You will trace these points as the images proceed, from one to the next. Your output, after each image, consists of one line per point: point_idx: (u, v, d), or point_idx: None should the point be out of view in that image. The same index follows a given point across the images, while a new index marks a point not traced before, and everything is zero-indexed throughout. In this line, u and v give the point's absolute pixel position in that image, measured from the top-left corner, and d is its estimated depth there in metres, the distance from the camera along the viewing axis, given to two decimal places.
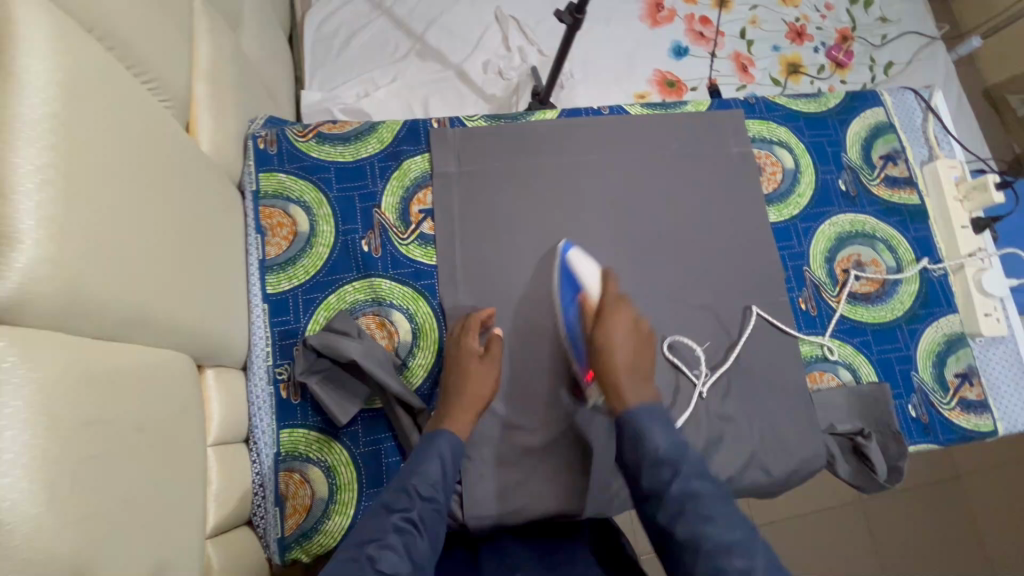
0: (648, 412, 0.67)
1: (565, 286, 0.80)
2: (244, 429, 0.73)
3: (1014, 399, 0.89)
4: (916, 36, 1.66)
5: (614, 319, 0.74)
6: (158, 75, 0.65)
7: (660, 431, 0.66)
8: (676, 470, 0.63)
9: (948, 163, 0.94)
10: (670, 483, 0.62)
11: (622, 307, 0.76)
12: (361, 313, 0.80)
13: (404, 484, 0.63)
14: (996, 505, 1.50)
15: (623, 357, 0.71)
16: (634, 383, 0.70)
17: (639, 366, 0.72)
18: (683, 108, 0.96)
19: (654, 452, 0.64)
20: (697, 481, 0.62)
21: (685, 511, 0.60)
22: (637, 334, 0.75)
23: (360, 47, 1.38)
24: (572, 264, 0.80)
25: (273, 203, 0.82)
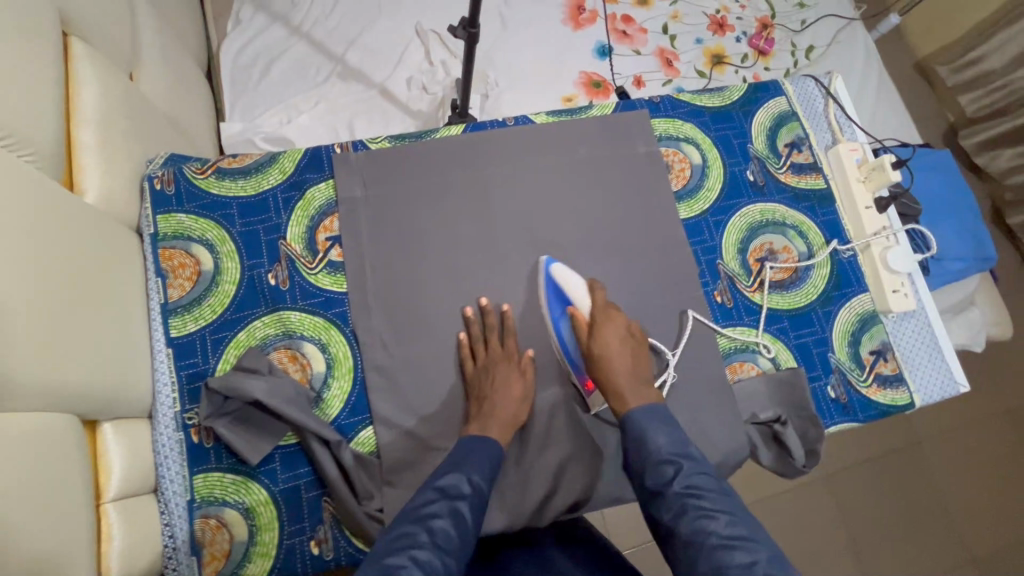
0: (651, 413, 0.71)
1: (552, 302, 0.82)
2: (151, 478, 0.71)
3: (929, 370, 0.91)
4: (836, 18, 1.71)
5: (607, 326, 0.77)
6: (20, 129, 0.63)
7: (659, 431, 0.68)
8: (678, 468, 0.64)
9: (849, 147, 0.97)
10: (675, 483, 0.63)
11: (613, 313, 0.79)
12: (272, 348, 0.79)
13: (459, 471, 0.67)
14: (954, 466, 1.54)
15: (623, 367, 0.75)
16: (637, 387, 0.74)
17: (638, 368, 0.76)
18: (589, 112, 0.97)
19: (656, 455, 0.66)
20: (699, 482, 0.63)
21: (688, 507, 0.61)
22: (632, 339, 0.78)
23: (279, 73, 1.35)
24: (557, 279, 0.82)
25: (172, 244, 0.80)
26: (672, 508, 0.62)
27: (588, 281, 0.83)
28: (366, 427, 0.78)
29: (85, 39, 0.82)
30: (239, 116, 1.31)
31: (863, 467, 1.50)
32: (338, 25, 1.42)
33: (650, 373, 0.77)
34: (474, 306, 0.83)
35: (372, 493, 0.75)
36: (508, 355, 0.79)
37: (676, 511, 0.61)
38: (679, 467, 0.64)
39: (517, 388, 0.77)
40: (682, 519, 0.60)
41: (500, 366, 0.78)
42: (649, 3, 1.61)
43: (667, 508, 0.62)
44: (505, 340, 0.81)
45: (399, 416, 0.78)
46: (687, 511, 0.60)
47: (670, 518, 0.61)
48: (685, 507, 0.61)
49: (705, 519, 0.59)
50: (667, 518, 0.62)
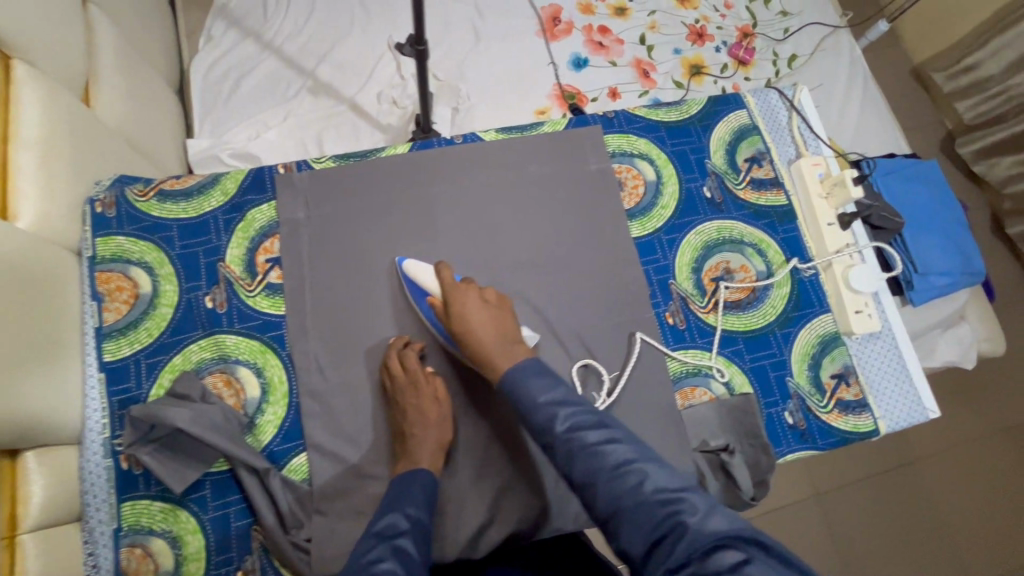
0: (522, 371, 0.70)
1: (415, 293, 0.81)
2: (75, 506, 0.69)
3: (895, 394, 0.87)
4: (820, 26, 1.67)
5: (461, 304, 0.76)
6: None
7: (538, 380, 0.68)
8: (561, 411, 0.65)
9: (811, 161, 0.93)
10: (558, 427, 0.64)
11: (463, 287, 0.78)
12: (207, 372, 0.78)
13: (393, 511, 0.65)
14: (952, 487, 1.47)
15: (488, 335, 0.74)
16: (505, 348, 0.73)
17: (500, 330, 0.75)
18: (540, 129, 0.95)
19: (536, 406, 0.66)
20: (580, 421, 0.64)
21: (574, 449, 0.62)
22: (488, 307, 0.77)
23: (249, 88, 1.35)
24: (410, 273, 0.81)
25: (110, 267, 0.80)
26: (563, 453, 0.63)
27: (434, 263, 0.81)
28: (300, 453, 0.77)
29: (29, 60, 0.81)
30: (208, 132, 1.30)
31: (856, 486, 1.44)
32: (310, 41, 1.42)
33: (516, 329, 0.76)
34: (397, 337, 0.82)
35: (302, 521, 0.74)
36: (413, 380, 0.76)
37: (566, 455, 0.62)
38: (559, 413, 0.65)
39: (433, 412, 0.75)
40: (572, 460, 0.61)
41: (408, 396, 0.75)
42: (627, 14, 1.59)
43: (559, 452, 0.63)
44: (406, 361, 0.77)
45: (333, 441, 0.77)
46: (575, 452, 0.62)
47: (563, 461, 0.62)
48: (572, 449, 0.62)
49: (594, 455, 0.60)
50: (560, 461, 0.63)
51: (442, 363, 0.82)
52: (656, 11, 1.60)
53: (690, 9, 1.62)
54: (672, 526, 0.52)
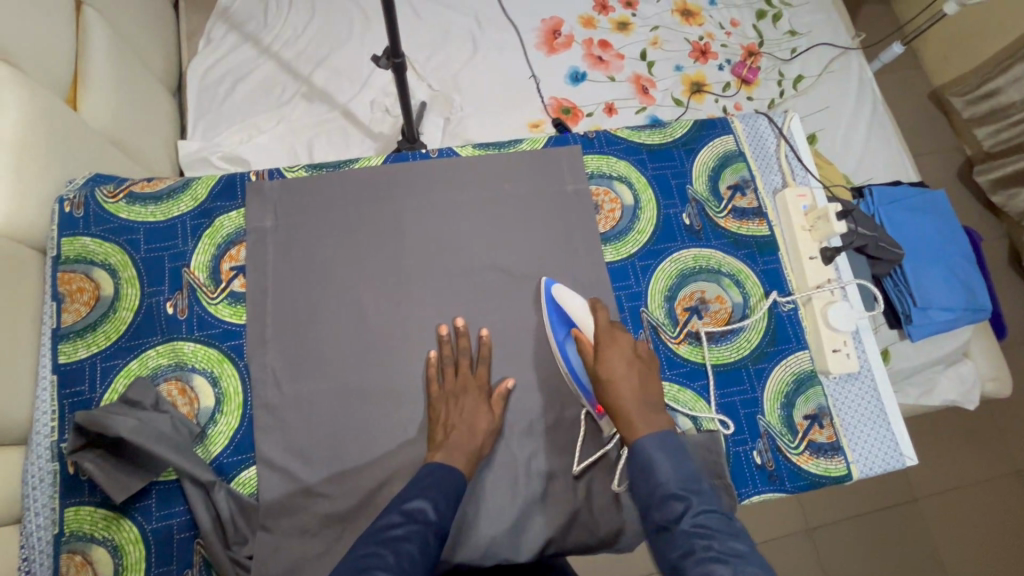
0: (662, 441, 0.66)
1: (556, 322, 0.80)
2: (14, 509, 0.69)
3: (872, 439, 0.83)
4: (829, 47, 1.63)
5: (613, 350, 0.73)
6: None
7: (666, 458, 0.64)
8: (689, 505, 0.60)
9: (796, 192, 0.90)
10: (684, 520, 0.58)
11: (618, 335, 0.76)
12: (163, 379, 0.77)
13: (423, 495, 0.65)
14: (952, 530, 1.41)
15: (630, 392, 0.70)
16: (646, 410, 0.69)
17: (647, 392, 0.71)
18: (518, 146, 0.94)
19: (664, 488, 0.62)
20: (708, 521, 0.58)
21: (696, 548, 0.55)
22: (640, 362, 0.74)
23: (245, 92, 1.36)
24: (558, 300, 0.81)
25: (73, 267, 0.80)
26: (679, 547, 0.57)
27: (590, 301, 0.80)
28: (249, 466, 0.76)
29: (11, 61, 0.81)
30: (200, 133, 1.30)
31: (849, 523, 1.38)
32: (308, 46, 1.42)
33: (660, 397, 0.72)
34: (450, 327, 0.82)
35: (245, 537, 0.72)
36: (479, 383, 0.78)
37: (683, 550, 0.56)
38: (688, 504, 0.60)
39: (484, 424, 0.75)
40: (690, 560, 0.55)
41: (471, 394, 0.77)
42: (629, 29, 1.57)
43: (674, 548, 0.57)
44: (477, 367, 0.80)
45: (283, 457, 0.75)
46: (695, 552, 0.55)
47: (676, 557, 0.56)
48: (692, 549, 0.56)
49: (713, 563, 0.53)
50: (673, 558, 0.56)
51: (400, 381, 0.80)
52: (659, 27, 1.57)
53: (694, 25, 1.59)
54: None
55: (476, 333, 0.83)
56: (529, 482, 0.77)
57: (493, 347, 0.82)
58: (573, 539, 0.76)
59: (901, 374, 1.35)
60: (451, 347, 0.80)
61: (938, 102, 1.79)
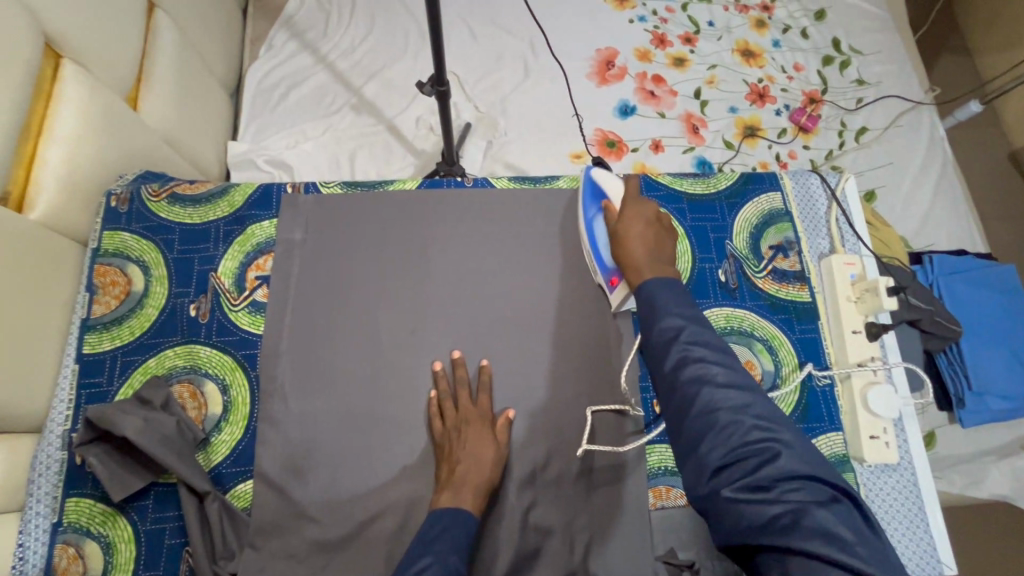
0: (665, 283, 0.70)
1: (588, 201, 0.85)
2: (19, 493, 0.70)
3: (906, 539, 0.76)
4: (898, 100, 1.54)
5: (637, 216, 0.79)
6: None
7: (669, 295, 0.69)
8: (684, 324, 0.65)
9: (844, 260, 0.84)
10: (679, 337, 0.64)
11: (644, 206, 0.81)
12: (176, 381, 0.78)
13: (425, 548, 0.63)
14: None
15: (642, 250, 0.76)
16: (656, 265, 0.75)
17: (660, 250, 0.77)
18: (553, 183, 0.92)
19: (663, 313, 0.67)
20: (701, 336, 0.64)
21: (689, 359, 0.62)
22: (658, 229, 0.79)
23: (298, 98, 1.40)
24: (597, 179, 0.85)
25: (110, 261, 0.83)
26: (672, 359, 0.63)
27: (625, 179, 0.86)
28: (247, 479, 0.75)
29: (79, 61, 0.86)
30: (251, 136, 1.35)
31: None
32: (362, 60, 1.45)
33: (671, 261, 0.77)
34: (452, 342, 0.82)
35: (232, 553, 0.72)
36: (482, 414, 0.76)
37: (676, 361, 0.63)
38: (683, 326, 0.65)
39: (490, 454, 0.73)
40: (682, 366, 0.62)
41: (474, 426, 0.74)
42: (686, 65, 1.53)
43: (668, 357, 0.64)
44: (479, 397, 0.77)
45: (279, 475, 0.75)
46: (688, 360, 0.62)
47: (670, 368, 0.63)
48: (685, 360, 0.62)
49: (705, 368, 0.61)
50: (668, 366, 0.63)
51: (404, 410, 0.78)
52: (716, 66, 1.53)
53: (754, 66, 1.54)
54: (766, 453, 0.54)
55: (479, 346, 0.82)
56: (524, 535, 0.74)
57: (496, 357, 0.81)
58: None
59: (948, 460, 1.24)
60: (446, 382, 0.78)
61: (1018, 166, 1.66)
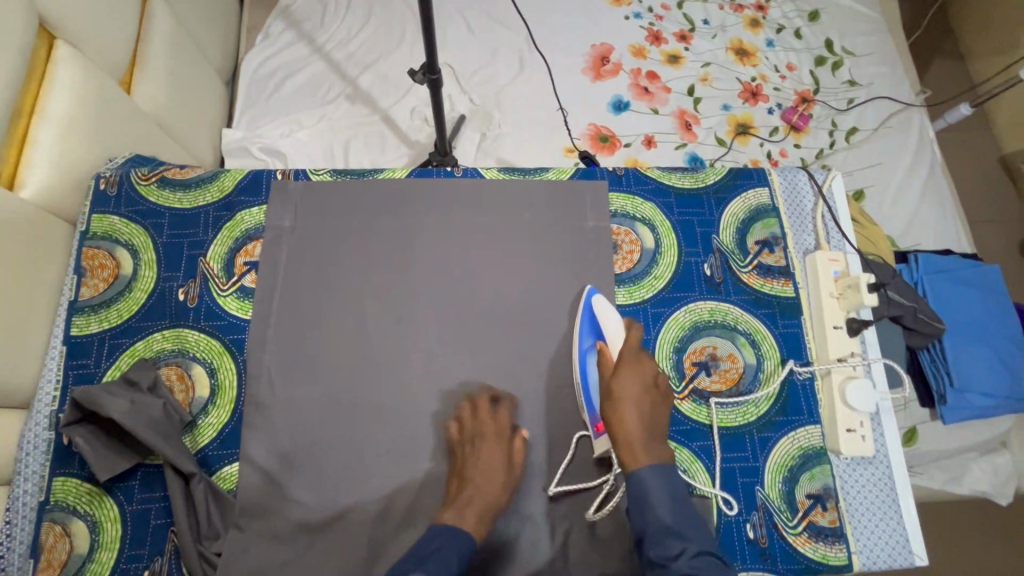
0: (658, 472, 0.66)
1: (585, 331, 0.80)
2: (6, 471, 0.71)
3: (878, 529, 0.78)
4: (889, 101, 1.55)
5: (633, 372, 0.72)
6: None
7: (664, 499, 0.65)
8: (684, 547, 0.61)
9: (828, 256, 0.85)
10: (680, 561, 0.60)
11: (644, 362, 0.74)
12: (164, 364, 0.79)
13: (415, 565, 0.60)
14: None
15: (636, 419, 0.69)
16: (649, 442, 0.68)
17: (654, 423, 0.70)
18: (543, 175, 0.92)
19: (659, 527, 0.63)
20: (700, 564, 0.60)
21: None
22: (656, 393, 0.72)
23: (293, 87, 1.40)
24: (595, 312, 0.80)
25: (99, 244, 0.83)
26: None
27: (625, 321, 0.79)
28: (233, 462, 0.76)
29: (72, 42, 0.86)
30: (245, 123, 1.35)
31: None
32: (358, 50, 1.45)
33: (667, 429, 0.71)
34: (438, 330, 0.83)
35: (217, 534, 0.73)
36: (499, 430, 0.75)
37: None
38: (685, 546, 0.62)
39: (500, 474, 0.71)
40: None
41: (489, 442, 0.73)
42: (680, 62, 1.54)
43: None
44: (500, 413, 0.76)
45: (265, 458, 0.76)
46: None
47: None
48: None
49: None
50: None
51: (391, 396, 0.79)
52: (710, 63, 1.54)
53: (748, 65, 1.55)
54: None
55: (466, 335, 0.83)
56: (506, 521, 0.75)
57: (482, 346, 0.82)
58: None
59: (929, 457, 1.26)
60: (470, 400, 0.77)
61: (1007, 170, 1.68)
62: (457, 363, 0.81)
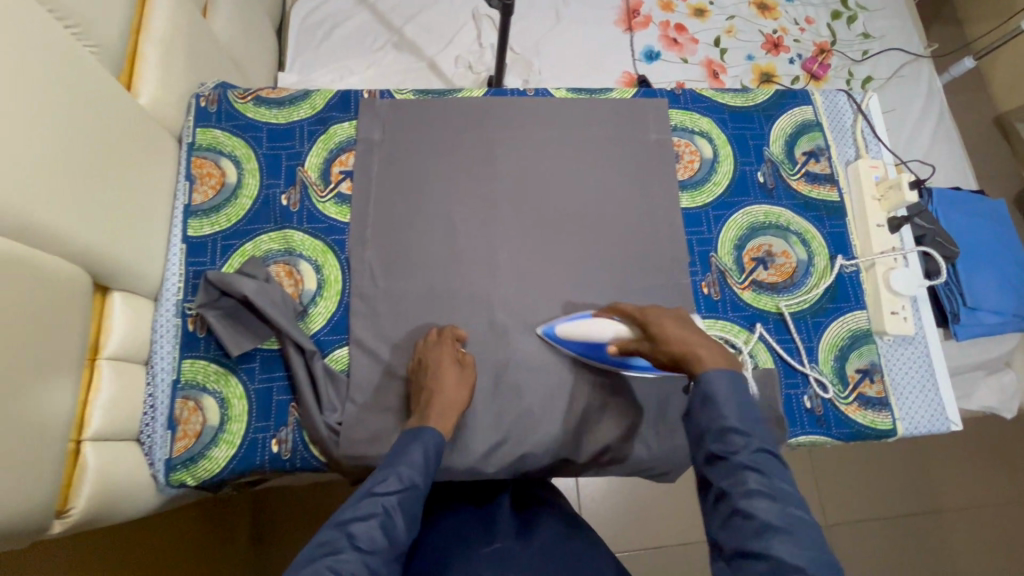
0: (729, 374, 0.62)
1: (585, 347, 0.82)
2: (144, 352, 0.78)
3: (919, 399, 0.88)
4: (900, 53, 1.65)
5: (657, 322, 0.72)
6: (82, 22, 0.70)
7: (733, 395, 0.61)
8: (747, 443, 0.57)
9: (869, 163, 0.95)
10: (741, 454, 0.57)
11: (656, 310, 0.75)
12: (272, 261, 0.85)
13: (388, 469, 0.66)
14: (973, 543, 1.44)
15: (689, 340, 0.68)
16: (713, 347, 0.67)
17: (699, 333, 0.70)
18: (608, 95, 1.00)
19: (723, 423, 0.59)
20: (764, 460, 0.56)
21: (751, 483, 0.55)
22: (688, 321, 0.72)
23: (341, 35, 1.46)
24: (568, 333, 0.81)
25: (205, 154, 0.89)
26: (730, 478, 0.56)
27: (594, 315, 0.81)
28: (343, 346, 0.84)
29: None
30: (298, 69, 1.41)
31: (877, 523, 1.43)
32: (402, 1, 1.51)
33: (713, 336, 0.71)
34: (521, 232, 0.90)
35: (336, 407, 0.80)
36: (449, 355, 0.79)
37: (733, 482, 0.56)
38: (748, 440, 0.58)
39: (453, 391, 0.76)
40: (738, 489, 0.55)
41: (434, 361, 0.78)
42: (706, 15, 1.62)
43: (726, 478, 0.56)
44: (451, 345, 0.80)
45: (373, 341, 0.83)
46: (746, 485, 0.55)
47: (726, 485, 0.56)
48: (747, 480, 0.55)
49: (761, 499, 0.54)
50: (724, 485, 0.56)
51: (483, 288, 0.87)
52: (735, 17, 1.62)
53: (770, 18, 1.64)
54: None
55: (547, 236, 0.90)
56: (592, 394, 0.83)
57: (563, 245, 0.90)
58: (629, 450, 0.82)
59: None
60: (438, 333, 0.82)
61: (1003, 127, 1.79)
62: (540, 260, 0.89)
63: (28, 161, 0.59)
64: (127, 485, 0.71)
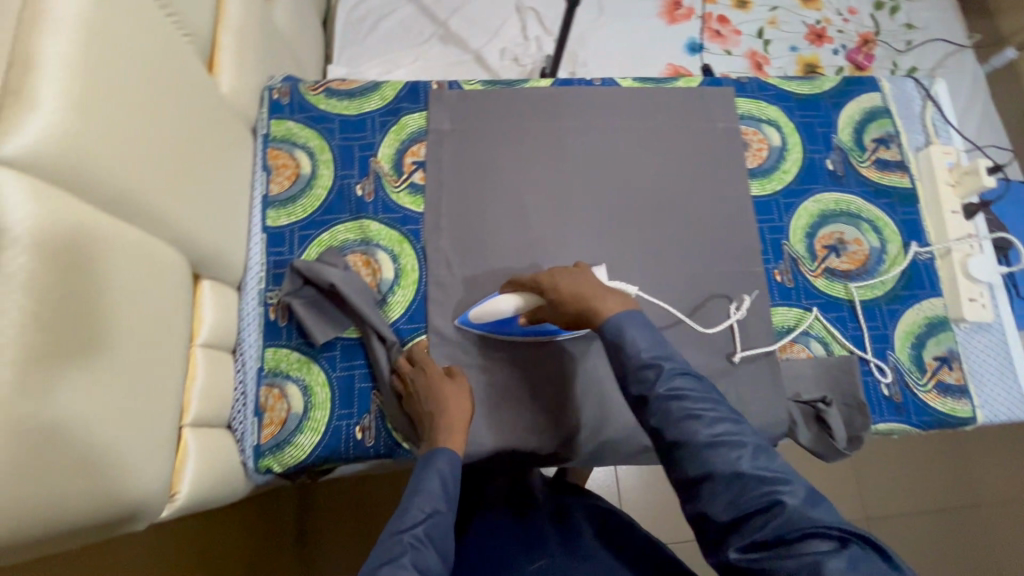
0: (629, 316, 0.67)
1: (500, 325, 0.80)
2: (232, 340, 0.80)
3: (998, 387, 0.87)
4: (943, 43, 1.63)
5: (551, 281, 0.73)
6: (179, 12, 0.72)
7: (636, 328, 0.65)
8: (659, 370, 0.62)
9: (941, 150, 0.94)
10: (658, 387, 0.61)
11: (550, 271, 0.74)
12: (349, 251, 0.86)
13: (408, 503, 0.64)
14: None
15: (581, 293, 0.70)
16: (604, 294, 0.70)
17: (591, 283, 0.72)
18: (673, 83, 0.99)
19: (637, 360, 0.63)
20: (681, 382, 0.61)
21: (672, 409, 0.59)
22: (580, 269, 0.74)
23: (387, 30, 1.46)
24: (479, 318, 0.79)
25: (280, 146, 0.90)
26: (659, 413, 0.60)
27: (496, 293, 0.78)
28: (420, 335, 0.84)
29: None
30: (346, 64, 1.41)
31: (926, 517, 1.42)
32: None
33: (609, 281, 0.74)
34: (592, 221, 0.90)
35: None
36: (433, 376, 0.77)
37: (664, 415, 0.60)
38: (660, 368, 0.62)
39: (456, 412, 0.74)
40: (670, 420, 0.59)
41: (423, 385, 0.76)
42: (748, 7, 1.61)
43: (654, 415, 0.61)
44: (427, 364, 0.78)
45: (452, 329, 0.84)
46: (673, 412, 0.59)
47: (659, 421, 0.60)
48: (670, 408, 0.60)
49: (693, 420, 0.58)
50: (655, 421, 0.61)
51: None
52: (778, 7, 1.61)
53: (813, 9, 1.63)
54: (772, 507, 0.53)
55: (619, 225, 0.90)
56: None
57: (635, 234, 0.90)
58: None
59: None
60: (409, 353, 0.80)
61: None
62: (612, 249, 0.89)
63: (143, 145, 0.60)
64: (222, 469, 0.72)
